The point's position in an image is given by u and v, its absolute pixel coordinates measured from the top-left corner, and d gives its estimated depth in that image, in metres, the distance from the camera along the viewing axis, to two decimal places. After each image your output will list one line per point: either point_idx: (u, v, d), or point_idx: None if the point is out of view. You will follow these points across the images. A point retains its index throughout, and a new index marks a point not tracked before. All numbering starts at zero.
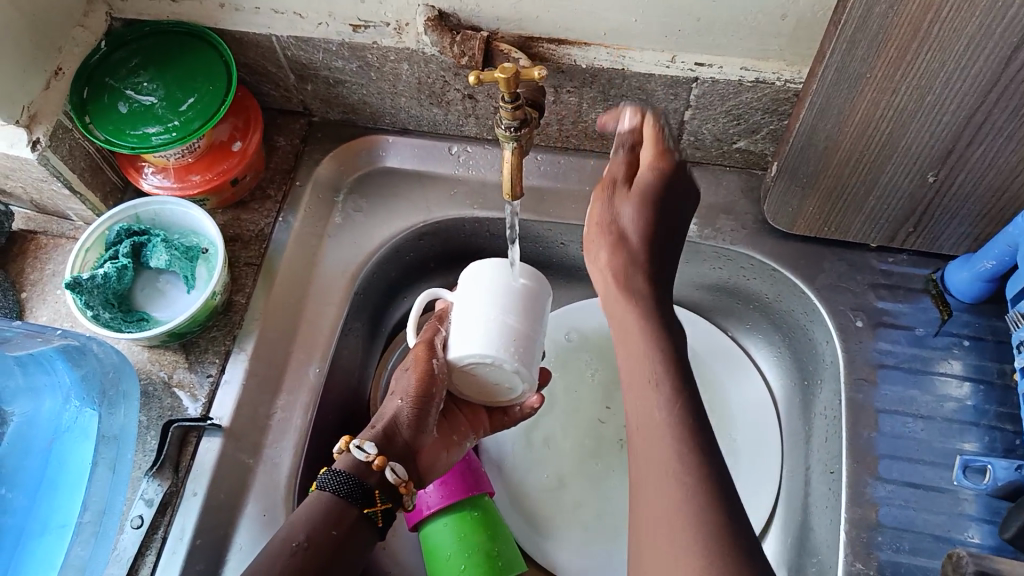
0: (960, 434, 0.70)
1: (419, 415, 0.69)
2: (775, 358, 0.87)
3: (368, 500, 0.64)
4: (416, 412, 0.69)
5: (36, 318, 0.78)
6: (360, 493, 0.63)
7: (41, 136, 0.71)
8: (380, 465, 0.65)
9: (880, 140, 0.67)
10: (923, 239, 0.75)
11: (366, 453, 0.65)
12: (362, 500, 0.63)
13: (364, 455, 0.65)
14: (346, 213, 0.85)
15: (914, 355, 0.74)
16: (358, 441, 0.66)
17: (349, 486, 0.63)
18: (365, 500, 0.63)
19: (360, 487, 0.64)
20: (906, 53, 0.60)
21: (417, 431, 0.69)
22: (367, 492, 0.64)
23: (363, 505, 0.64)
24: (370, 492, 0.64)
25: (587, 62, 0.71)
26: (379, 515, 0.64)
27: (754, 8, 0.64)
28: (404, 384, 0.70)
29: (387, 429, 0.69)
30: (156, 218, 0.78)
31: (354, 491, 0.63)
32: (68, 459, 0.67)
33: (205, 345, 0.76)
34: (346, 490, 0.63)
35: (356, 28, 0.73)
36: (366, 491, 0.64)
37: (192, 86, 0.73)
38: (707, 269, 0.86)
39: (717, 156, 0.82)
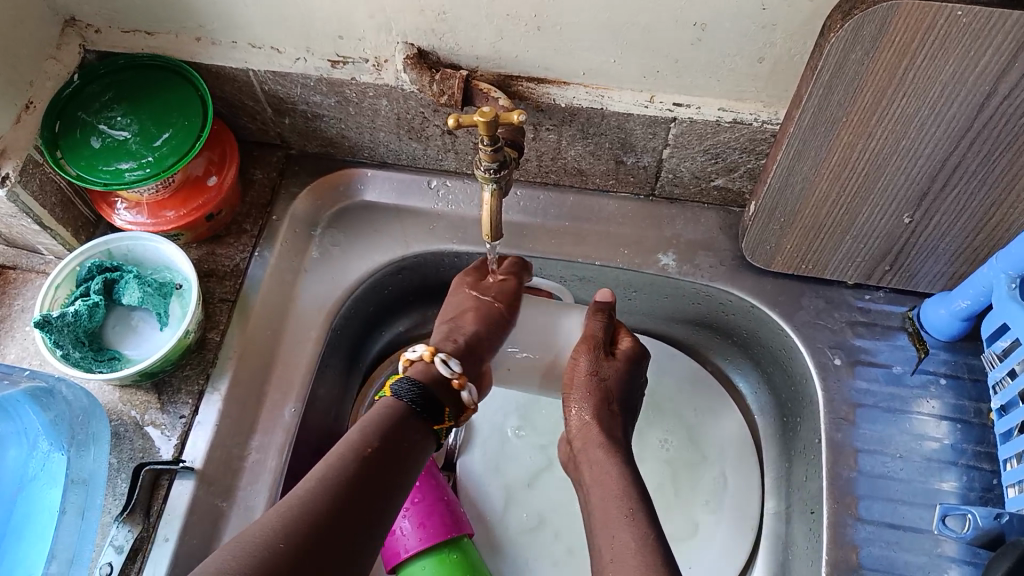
0: (939, 473, 0.71)
1: (490, 335, 0.72)
2: (754, 392, 0.87)
3: (439, 417, 0.64)
4: (489, 331, 0.72)
5: (4, 356, 0.76)
6: (432, 405, 0.63)
7: (10, 171, 0.69)
8: (461, 385, 0.66)
9: (857, 181, 0.67)
10: (899, 277, 0.75)
11: (450, 369, 0.66)
12: (433, 417, 0.63)
13: (449, 371, 0.66)
14: (324, 247, 0.84)
15: (891, 394, 0.74)
16: (443, 357, 0.66)
17: (424, 399, 0.63)
18: (436, 417, 0.64)
19: (434, 403, 0.63)
20: (882, 98, 0.60)
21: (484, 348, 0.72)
22: (438, 406, 0.64)
23: (433, 420, 0.64)
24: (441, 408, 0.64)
25: (566, 101, 0.71)
26: (442, 432, 0.65)
27: (732, 51, 0.64)
28: (482, 305, 0.73)
29: (469, 341, 0.70)
30: (128, 254, 0.77)
31: (429, 402, 0.63)
32: (34, 506, 0.66)
33: (178, 384, 0.75)
34: (421, 402, 0.63)
35: (335, 64, 0.72)
36: (437, 407, 0.64)
37: (167, 121, 0.73)
38: (687, 305, 0.86)
39: (696, 193, 0.82)
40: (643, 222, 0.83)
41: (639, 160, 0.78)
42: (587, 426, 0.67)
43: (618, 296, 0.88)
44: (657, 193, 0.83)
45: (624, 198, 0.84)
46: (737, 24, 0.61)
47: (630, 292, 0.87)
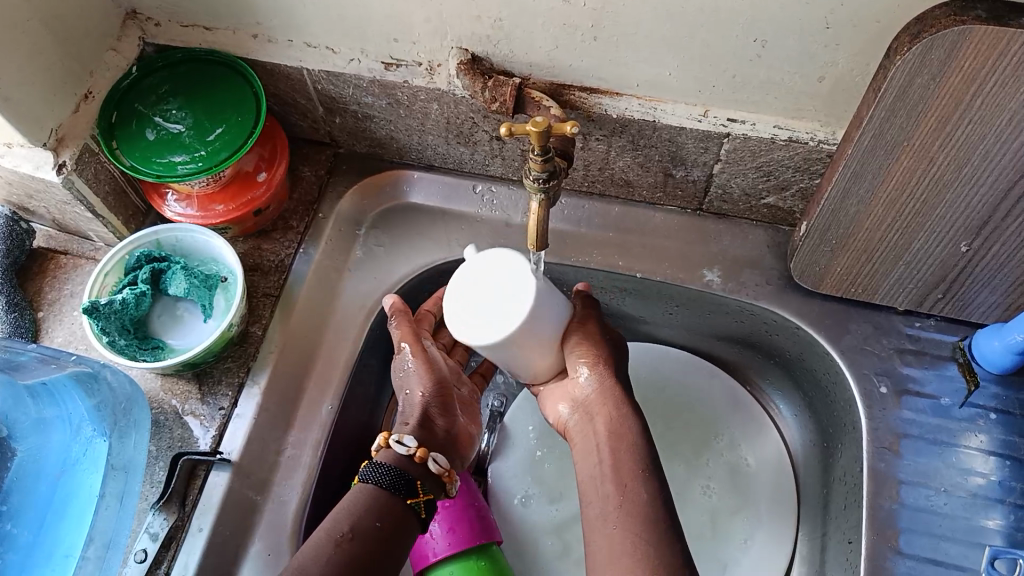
0: (984, 510, 0.69)
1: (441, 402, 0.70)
2: (795, 415, 0.85)
3: (412, 491, 0.63)
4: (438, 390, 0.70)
5: (52, 340, 0.78)
6: (404, 484, 0.63)
7: (67, 160, 0.71)
8: (423, 457, 0.64)
9: (914, 206, 0.65)
10: (952, 306, 0.73)
11: (407, 447, 0.64)
12: (406, 491, 0.63)
13: (406, 450, 0.64)
14: (368, 247, 0.84)
15: (938, 426, 0.72)
16: (398, 436, 0.64)
17: (391, 478, 0.63)
18: (409, 491, 0.63)
19: (403, 479, 0.63)
20: (946, 123, 0.58)
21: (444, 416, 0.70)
22: (410, 482, 0.63)
23: (408, 496, 0.63)
24: (414, 483, 0.63)
25: (618, 112, 0.71)
26: (423, 506, 0.64)
27: (792, 69, 0.63)
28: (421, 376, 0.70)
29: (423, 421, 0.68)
30: (177, 244, 0.78)
31: (397, 481, 0.63)
32: (75, 490, 0.67)
33: (219, 376, 0.76)
34: (388, 482, 0.63)
35: (388, 66, 0.73)
36: (411, 482, 0.63)
37: (221, 116, 0.73)
38: (729, 322, 0.85)
39: (744, 210, 0.81)
40: (688, 236, 0.82)
41: (688, 173, 0.77)
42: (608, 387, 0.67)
43: (660, 309, 0.87)
44: (705, 208, 0.82)
45: (670, 211, 0.83)
46: (799, 42, 0.60)
47: (673, 306, 0.86)
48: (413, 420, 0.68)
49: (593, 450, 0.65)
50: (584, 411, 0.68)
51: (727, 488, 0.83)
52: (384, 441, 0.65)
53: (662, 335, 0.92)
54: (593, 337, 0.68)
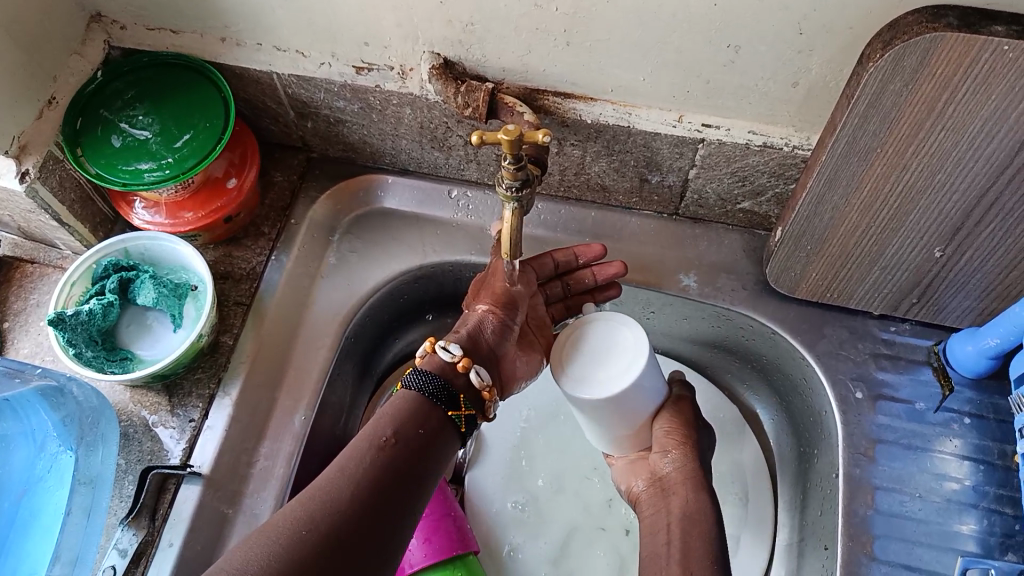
0: (959, 515, 0.69)
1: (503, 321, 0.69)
2: (772, 420, 0.85)
3: (453, 403, 0.62)
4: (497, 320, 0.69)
5: (18, 351, 0.76)
6: (446, 392, 0.62)
7: (30, 168, 0.69)
8: (465, 366, 0.63)
9: (888, 212, 0.65)
10: (926, 311, 0.73)
11: (451, 354, 0.63)
12: (447, 403, 0.62)
13: (449, 357, 0.63)
14: (341, 254, 0.83)
15: (912, 431, 0.73)
16: (444, 342, 0.64)
17: (435, 388, 0.62)
18: (451, 403, 0.62)
19: (445, 390, 0.62)
20: (919, 131, 0.58)
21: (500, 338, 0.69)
22: (453, 393, 0.62)
23: (449, 408, 0.62)
24: (456, 395, 0.62)
25: (592, 118, 0.70)
26: (464, 420, 0.63)
27: (765, 74, 0.62)
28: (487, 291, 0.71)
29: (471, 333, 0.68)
30: (145, 253, 0.77)
31: (438, 391, 0.62)
32: (40, 506, 0.66)
33: (189, 387, 0.74)
34: (432, 390, 0.62)
35: (359, 70, 0.71)
36: (451, 394, 0.62)
37: (189, 123, 0.72)
38: (706, 327, 0.84)
39: (720, 214, 0.80)
40: (664, 241, 0.82)
41: (664, 179, 0.76)
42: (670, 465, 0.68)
43: (637, 314, 0.87)
44: (682, 212, 0.82)
45: (647, 216, 0.83)
46: (772, 48, 0.60)
47: (649, 311, 0.86)
48: (463, 330, 0.68)
49: (663, 528, 0.67)
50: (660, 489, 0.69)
51: (740, 498, 0.83)
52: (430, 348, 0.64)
53: None
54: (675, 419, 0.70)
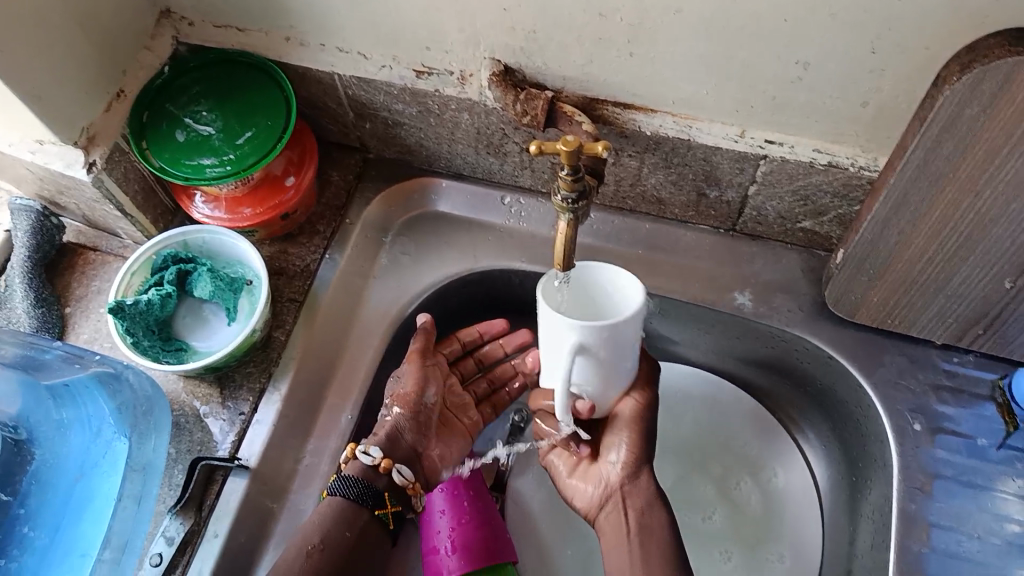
0: (1019, 558, 0.66)
1: (417, 422, 0.75)
2: (823, 445, 0.83)
3: (378, 503, 0.71)
4: (411, 423, 0.75)
5: (78, 336, 0.78)
6: (369, 496, 0.70)
7: (97, 159, 0.71)
8: (388, 468, 0.71)
9: (959, 241, 0.63)
10: (993, 343, 0.70)
11: (373, 458, 0.71)
12: (371, 503, 0.71)
13: (370, 461, 0.71)
14: (393, 255, 0.83)
15: (972, 467, 0.70)
16: (364, 448, 0.71)
17: (359, 490, 0.70)
18: (376, 503, 0.71)
19: (370, 492, 0.71)
20: (996, 157, 0.55)
21: (418, 435, 0.76)
22: (376, 495, 0.71)
23: (375, 506, 0.71)
24: (380, 495, 0.71)
25: (651, 129, 0.69)
26: (390, 516, 0.72)
27: (835, 93, 0.60)
28: (398, 393, 0.76)
29: (390, 436, 0.74)
30: (204, 246, 0.79)
31: (363, 493, 0.70)
32: (95, 491, 0.68)
33: (240, 380, 0.76)
34: (355, 494, 0.70)
35: (419, 73, 0.71)
36: (377, 494, 0.71)
37: (251, 120, 0.73)
38: (759, 347, 0.82)
39: (778, 232, 0.78)
40: (719, 257, 0.80)
41: (722, 194, 0.75)
42: (641, 481, 0.71)
43: (688, 330, 0.85)
44: (738, 228, 0.80)
45: (702, 231, 0.81)
46: (843, 66, 0.58)
47: (701, 328, 0.84)
48: (382, 432, 0.74)
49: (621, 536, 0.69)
50: (615, 504, 0.70)
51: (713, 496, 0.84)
52: (353, 453, 0.71)
53: (691, 356, 0.90)
54: (643, 402, 0.70)
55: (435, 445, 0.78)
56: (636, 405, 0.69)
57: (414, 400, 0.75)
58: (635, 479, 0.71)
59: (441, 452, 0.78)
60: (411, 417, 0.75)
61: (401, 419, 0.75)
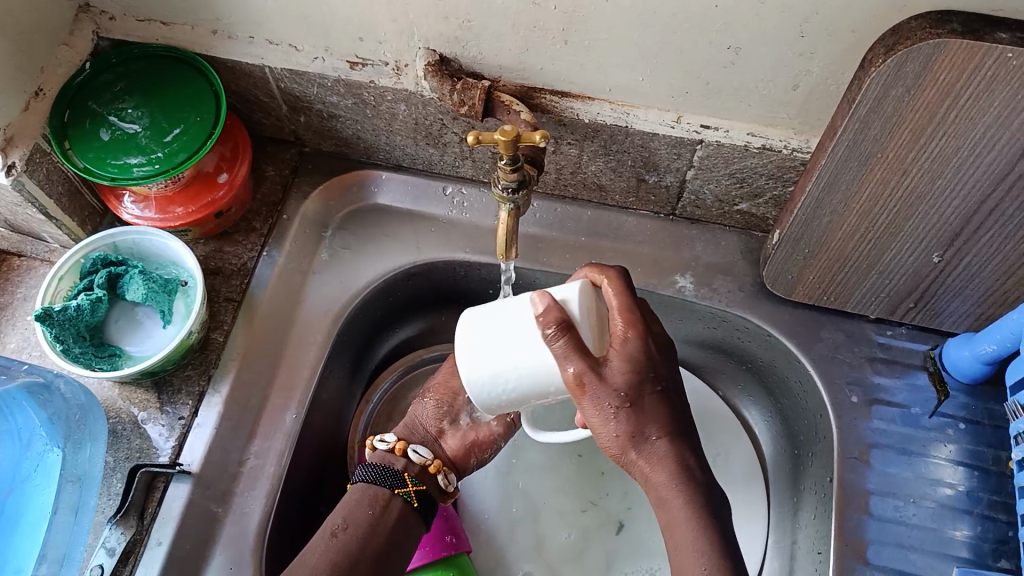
0: (953, 520, 0.69)
1: (439, 408, 0.72)
2: (765, 421, 0.85)
3: (398, 481, 0.66)
4: (431, 407, 0.72)
5: (5, 345, 0.76)
6: (389, 474, 0.67)
7: (17, 161, 0.68)
8: (401, 448, 0.68)
9: (888, 218, 0.64)
10: (923, 315, 0.73)
11: (387, 441, 0.69)
12: (392, 482, 0.66)
13: (386, 445, 0.68)
14: (334, 250, 0.82)
15: (907, 435, 0.72)
16: (379, 435, 0.69)
17: (380, 472, 0.67)
18: (396, 482, 0.66)
19: (389, 471, 0.67)
20: (921, 136, 0.57)
21: (439, 424, 0.72)
22: (396, 474, 0.67)
23: (397, 486, 0.66)
24: (400, 474, 0.67)
25: (589, 117, 0.69)
26: (414, 496, 0.67)
27: (767, 77, 0.61)
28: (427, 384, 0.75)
29: (408, 424, 0.72)
30: (134, 247, 0.76)
31: (383, 475, 0.67)
32: (28, 506, 0.65)
33: (178, 384, 0.74)
34: (374, 475, 0.66)
35: (353, 65, 0.70)
36: (397, 474, 0.67)
37: (179, 116, 0.71)
38: (701, 328, 0.84)
39: (717, 215, 0.80)
40: (660, 241, 0.81)
41: (661, 179, 0.75)
42: (659, 449, 0.57)
43: None
44: (678, 212, 0.81)
45: (643, 216, 0.82)
46: (773, 51, 0.59)
47: None
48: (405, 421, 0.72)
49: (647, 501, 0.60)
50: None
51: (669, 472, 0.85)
52: (371, 442, 0.70)
53: None
54: (628, 350, 0.54)
55: (459, 435, 0.72)
56: (625, 348, 0.54)
57: (444, 389, 0.73)
58: (651, 445, 0.57)
59: (470, 436, 0.72)
60: (432, 403, 0.72)
61: (421, 406, 0.73)
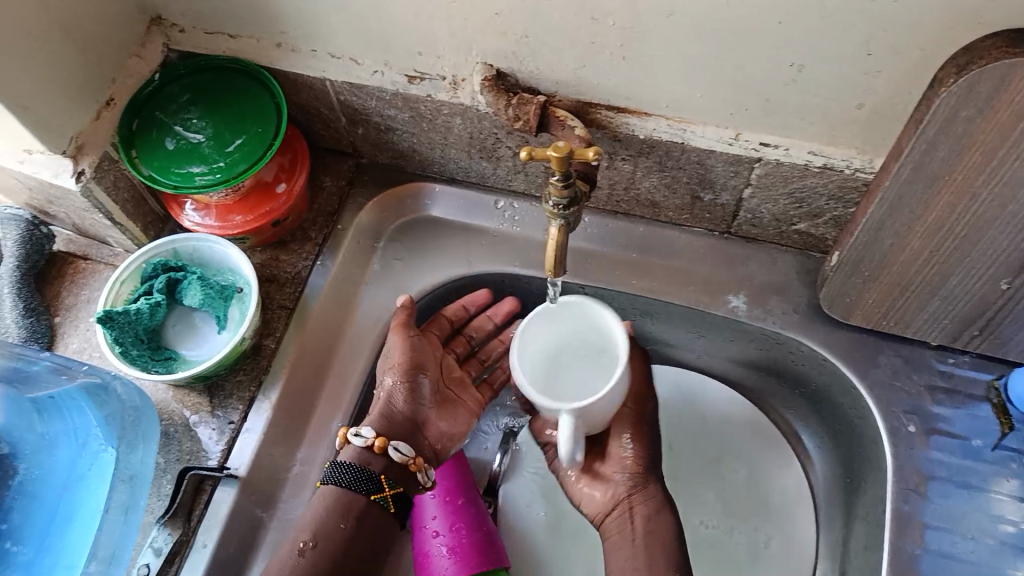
0: (1013, 559, 0.66)
1: (413, 390, 0.71)
2: (819, 445, 0.83)
3: (375, 487, 0.67)
4: (407, 388, 0.71)
5: (68, 345, 0.78)
6: (366, 476, 0.67)
7: (86, 168, 0.70)
8: (382, 445, 0.67)
9: (951, 243, 0.62)
10: (989, 344, 0.70)
11: (365, 438, 0.67)
12: (369, 488, 0.67)
13: (364, 441, 0.67)
14: (386, 260, 0.83)
15: (967, 468, 0.69)
16: (356, 430, 0.68)
17: (355, 476, 0.67)
18: (373, 487, 0.67)
19: (365, 475, 0.67)
20: (991, 159, 0.55)
21: (416, 407, 0.71)
22: (372, 475, 0.67)
23: (371, 491, 0.67)
24: (376, 478, 0.67)
25: (645, 133, 0.69)
26: (390, 500, 0.68)
27: (829, 94, 0.60)
28: (388, 361, 0.72)
29: (385, 411, 0.70)
30: (194, 254, 0.78)
31: (358, 479, 0.67)
32: (80, 504, 0.67)
33: (230, 389, 0.75)
34: (349, 479, 0.67)
35: (411, 79, 0.71)
36: (372, 478, 0.67)
37: (241, 127, 0.73)
38: (754, 349, 0.82)
39: (774, 234, 0.78)
40: (714, 259, 0.80)
41: (717, 197, 0.74)
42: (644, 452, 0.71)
43: (686, 333, 0.85)
44: (734, 231, 0.80)
45: (697, 234, 0.81)
46: (837, 68, 0.57)
47: (697, 331, 0.84)
48: (376, 407, 0.71)
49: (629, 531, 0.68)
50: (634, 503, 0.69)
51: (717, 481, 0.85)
52: (345, 436, 0.68)
53: (688, 359, 0.89)
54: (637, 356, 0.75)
55: (435, 421, 0.72)
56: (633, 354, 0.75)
57: (410, 375, 0.71)
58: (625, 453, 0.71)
59: (447, 422, 0.73)
60: (403, 383, 0.71)
61: (395, 389, 0.71)
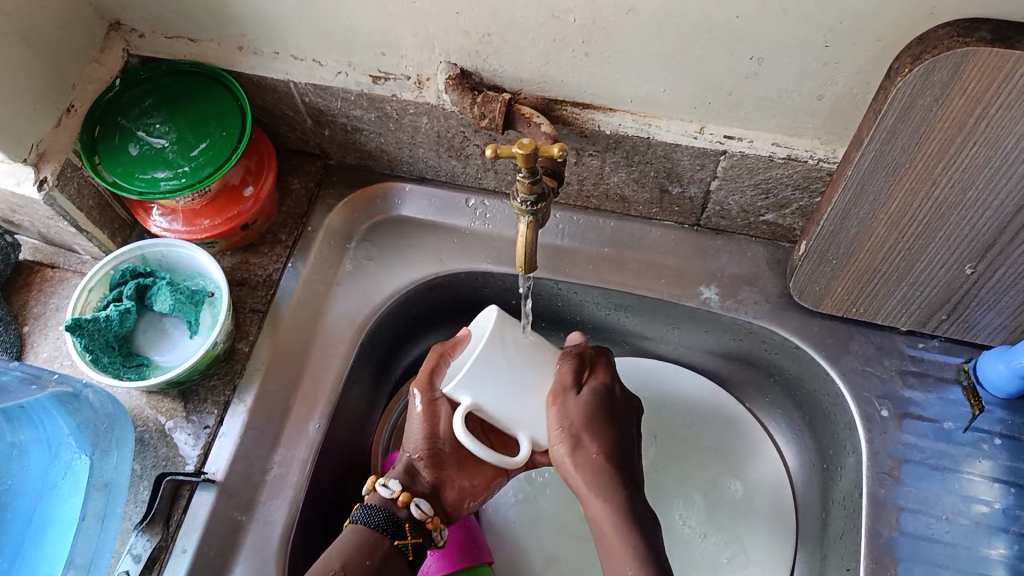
0: (988, 539, 0.67)
1: (436, 454, 0.67)
2: (793, 432, 0.83)
3: (399, 532, 0.64)
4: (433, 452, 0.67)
5: (38, 354, 0.78)
6: (395, 525, 0.64)
7: (49, 175, 0.70)
8: (406, 500, 0.64)
9: (915, 229, 0.63)
10: (956, 328, 0.71)
11: (390, 490, 0.65)
12: (393, 533, 0.63)
13: (389, 492, 0.65)
14: (358, 261, 0.82)
15: (940, 451, 0.70)
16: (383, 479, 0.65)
17: (382, 520, 0.64)
18: (397, 533, 0.64)
19: (393, 521, 0.64)
20: (950, 146, 0.56)
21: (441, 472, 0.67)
22: (399, 525, 0.64)
23: (397, 537, 0.64)
24: (402, 524, 0.64)
25: (611, 128, 0.69)
26: (410, 548, 0.64)
27: (790, 86, 0.60)
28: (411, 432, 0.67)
29: (409, 469, 0.67)
30: (162, 259, 0.77)
31: (385, 525, 0.63)
32: (55, 513, 0.66)
33: (204, 394, 0.75)
34: (377, 522, 0.63)
35: (376, 79, 0.71)
36: (398, 523, 0.64)
37: (205, 130, 0.72)
38: (727, 340, 0.83)
39: (742, 226, 0.79)
40: (684, 252, 0.80)
41: (685, 190, 0.75)
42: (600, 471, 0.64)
43: (659, 325, 0.85)
44: (703, 223, 0.80)
45: (667, 227, 0.81)
46: (796, 60, 0.58)
47: (670, 324, 0.84)
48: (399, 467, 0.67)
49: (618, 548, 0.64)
50: None
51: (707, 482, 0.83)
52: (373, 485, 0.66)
53: (662, 351, 0.89)
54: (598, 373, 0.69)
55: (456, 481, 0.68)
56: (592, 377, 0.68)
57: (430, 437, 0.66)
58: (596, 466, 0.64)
59: (466, 482, 0.68)
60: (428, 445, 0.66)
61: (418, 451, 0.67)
